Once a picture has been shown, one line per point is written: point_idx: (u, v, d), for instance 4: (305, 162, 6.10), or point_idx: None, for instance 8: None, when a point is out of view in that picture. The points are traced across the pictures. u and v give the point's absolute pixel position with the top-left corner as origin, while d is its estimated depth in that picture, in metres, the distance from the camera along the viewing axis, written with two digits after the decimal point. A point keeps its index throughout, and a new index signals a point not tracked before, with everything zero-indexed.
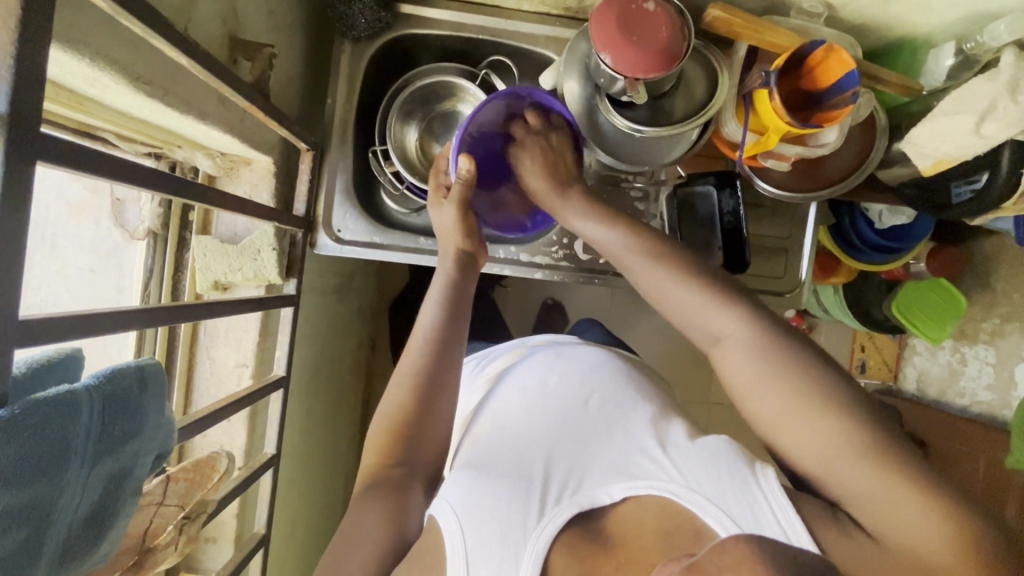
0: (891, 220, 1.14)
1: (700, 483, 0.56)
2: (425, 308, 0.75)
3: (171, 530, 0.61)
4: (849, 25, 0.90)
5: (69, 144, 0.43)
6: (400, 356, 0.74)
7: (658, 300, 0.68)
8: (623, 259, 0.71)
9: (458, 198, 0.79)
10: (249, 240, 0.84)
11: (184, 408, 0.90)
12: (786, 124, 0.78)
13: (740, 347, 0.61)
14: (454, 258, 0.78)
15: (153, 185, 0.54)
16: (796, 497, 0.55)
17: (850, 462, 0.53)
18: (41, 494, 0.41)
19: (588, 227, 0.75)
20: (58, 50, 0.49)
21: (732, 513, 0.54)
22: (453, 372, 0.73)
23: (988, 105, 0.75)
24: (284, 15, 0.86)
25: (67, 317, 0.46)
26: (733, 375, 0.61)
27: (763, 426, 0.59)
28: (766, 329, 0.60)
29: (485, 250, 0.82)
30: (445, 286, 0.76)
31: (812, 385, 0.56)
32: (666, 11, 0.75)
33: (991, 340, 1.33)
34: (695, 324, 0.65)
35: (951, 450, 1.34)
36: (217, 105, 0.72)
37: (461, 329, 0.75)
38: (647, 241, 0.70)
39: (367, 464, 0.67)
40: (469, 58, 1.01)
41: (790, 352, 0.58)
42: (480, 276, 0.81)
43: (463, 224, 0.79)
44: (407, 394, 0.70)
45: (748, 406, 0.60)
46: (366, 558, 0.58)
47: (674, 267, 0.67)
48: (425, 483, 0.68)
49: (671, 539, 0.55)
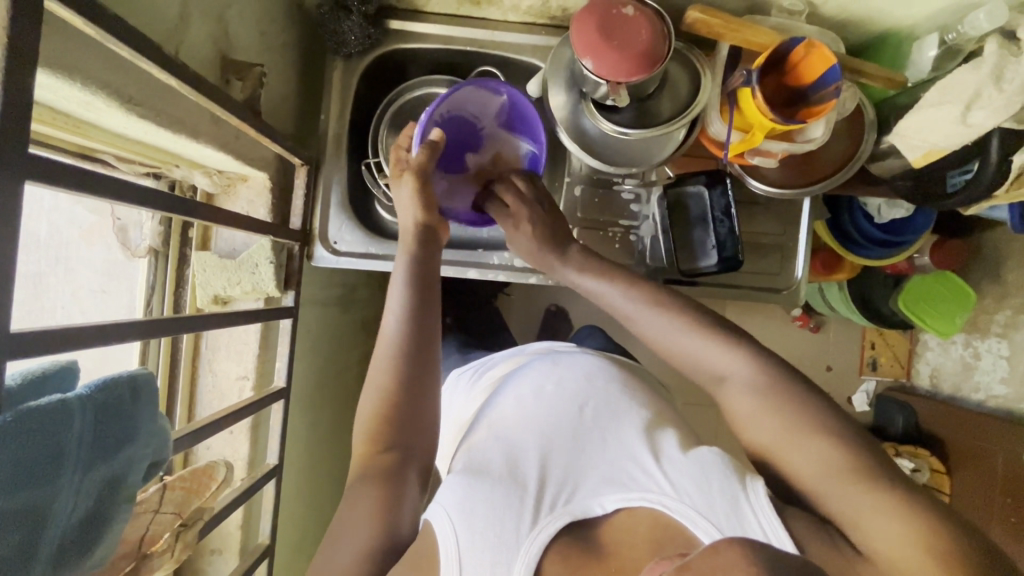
0: (890, 214, 1.13)
1: (691, 496, 0.57)
2: (390, 296, 0.73)
3: (168, 537, 0.63)
4: (832, 20, 0.90)
5: (57, 163, 0.45)
6: (376, 346, 0.72)
7: (654, 340, 0.69)
8: (617, 306, 0.71)
9: (417, 167, 0.75)
10: (246, 255, 0.87)
11: (188, 419, 0.92)
12: (770, 121, 0.78)
13: (742, 390, 0.62)
14: (412, 235, 0.75)
15: (146, 202, 0.56)
16: (786, 515, 0.56)
17: (841, 488, 0.55)
18: (34, 499, 0.43)
19: (579, 279, 0.75)
20: (51, 76, 0.52)
21: (720, 525, 0.55)
22: (427, 379, 0.71)
23: (972, 94, 0.75)
24: (275, 34, 0.89)
25: (62, 330, 0.47)
26: (737, 413, 0.62)
27: (768, 448, 0.60)
28: (769, 372, 0.62)
29: (444, 224, 0.79)
30: (408, 264, 0.73)
31: (802, 413, 0.59)
32: (645, 15, 0.76)
33: (1004, 333, 1.30)
34: (698, 361, 0.66)
35: (968, 447, 1.32)
36: (210, 124, 0.74)
37: (429, 312, 0.72)
38: (642, 287, 0.71)
39: (356, 455, 0.67)
40: (459, 70, 1.03)
41: (784, 390, 0.60)
42: (442, 249, 0.78)
43: (421, 198, 0.75)
44: (385, 386, 0.69)
45: (747, 433, 0.62)
46: (348, 561, 0.58)
47: (677, 315, 0.68)
48: (421, 466, 0.68)
49: (663, 547, 0.55)
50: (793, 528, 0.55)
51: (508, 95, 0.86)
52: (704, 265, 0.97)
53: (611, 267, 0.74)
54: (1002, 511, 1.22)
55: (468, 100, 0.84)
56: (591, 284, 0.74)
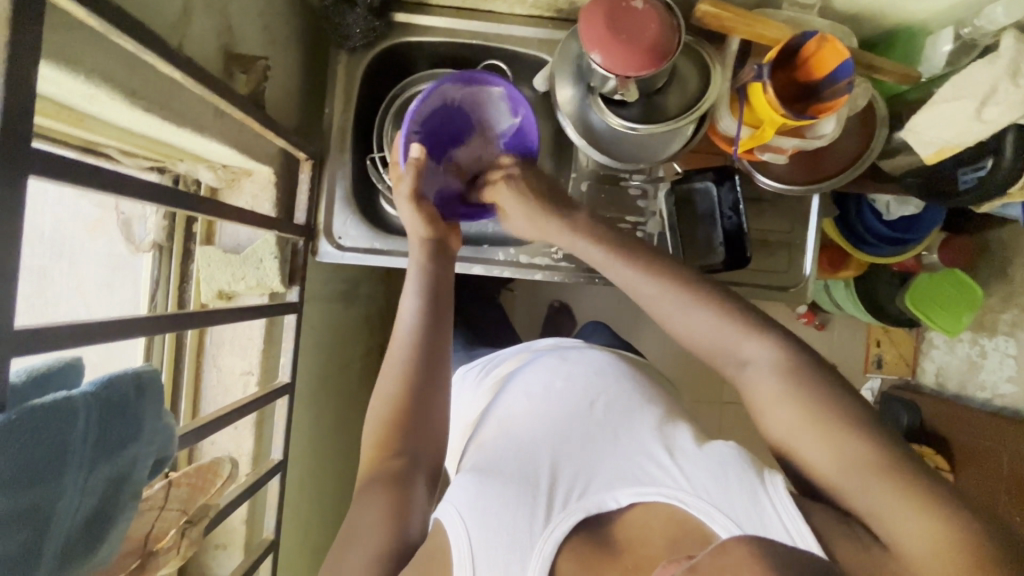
0: (898, 211, 1.12)
1: (708, 490, 0.56)
2: (404, 299, 0.75)
3: (174, 533, 0.62)
4: (844, 14, 0.89)
5: (61, 158, 0.44)
6: (386, 349, 0.74)
7: (671, 322, 0.68)
8: (636, 287, 0.70)
9: (409, 191, 0.76)
10: (251, 250, 0.86)
11: (192, 415, 0.91)
12: (781, 116, 0.77)
13: (765, 371, 0.61)
14: (421, 249, 0.77)
15: (150, 197, 0.55)
16: (808, 507, 0.55)
17: (869, 484, 0.53)
18: (39, 498, 0.42)
19: (596, 257, 0.74)
20: (54, 69, 0.51)
21: (738, 517, 0.54)
22: (442, 385, 0.72)
23: (988, 89, 0.74)
24: (279, 27, 0.88)
25: (66, 327, 0.47)
26: (757, 398, 0.61)
27: (784, 441, 0.59)
28: (791, 354, 0.61)
29: (455, 233, 0.81)
30: (419, 275, 0.76)
31: (828, 406, 0.57)
32: (655, 9, 0.75)
33: (1012, 332, 1.29)
34: (717, 343, 0.65)
35: (973, 446, 1.31)
36: (214, 118, 0.73)
37: (443, 320, 0.74)
38: (667, 265, 0.70)
39: (366, 458, 0.67)
40: (465, 64, 1.02)
41: (804, 374, 0.60)
42: (454, 261, 0.80)
43: (423, 214, 0.77)
44: (396, 387, 0.70)
45: (765, 420, 0.61)
46: (364, 560, 0.58)
47: (696, 296, 0.67)
48: (427, 475, 0.67)
49: (679, 545, 0.55)
50: (815, 519, 0.54)
51: (521, 118, 0.85)
52: (712, 262, 0.96)
53: (629, 247, 0.73)
54: (1006, 508, 1.20)
55: (490, 104, 0.85)
56: (606, 262, 0.73)
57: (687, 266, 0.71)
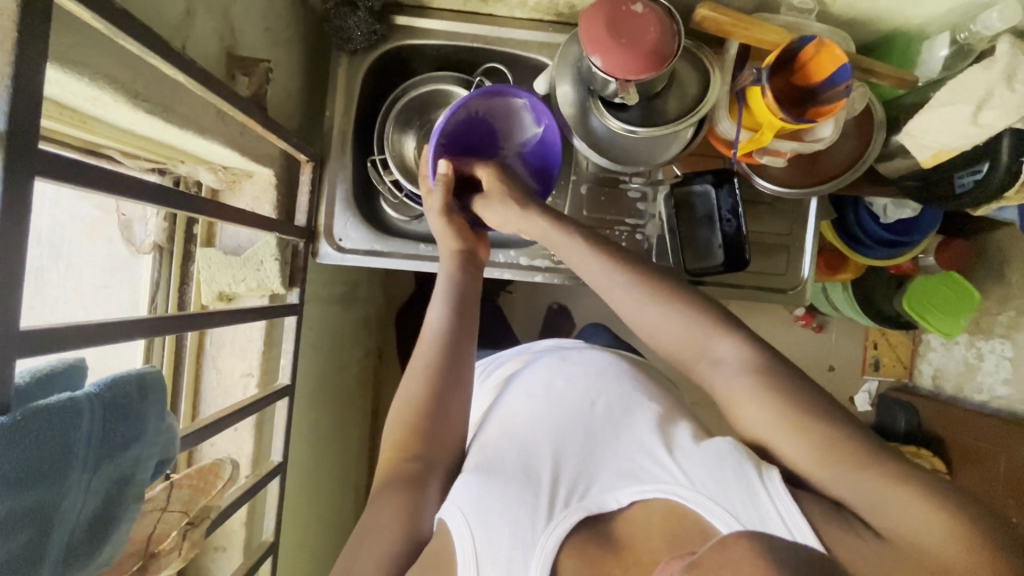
0: (896, 214, 1.14)
1: (705, 485, 0.56)
2: (431, 307, 0.75)
3: (175, 535, 0.62)
4: (842, 19, 0.90)
5: (65, 160, 0.44)
6: (411, 355, 0.74)
7: (641, 320, 0.68)
8: (603, 278, 0.71)
9: (439, 206, 0.78)
10: (252, 251, 0.87)
11: (192, 417, 0.91)
12: (780, 120, 0.78)
13: (734, 370, 0.61)
14: (452, 259, 0.78)
15: (151, 199, 0.55)
16: (800, 495, 0.54)
17: (861, 483, 0.53)
18: (43, 498, 0.42)
19: (566, 246, 0.74)
20: (59, 71, 0.52)
21: (737, 513, 0.54)
22: (463, 387, 0.72)
23: (984, 93, 0.75)
24: (280, 29, 0.88)
25: (69, 328, 0.47)
26: (730, 394, 0.61)
27: (764, 436, 0.59)
28: (762, 353, 0.61)
29: (484, 243, 0.82)
30: (449, 285, 0.76)
31: (824, 407, 0.57)
32: (655, 13, 0.75)
33: (1007, 334, 1.30)
34: (687, 340, 0.66)
35: (971, 447, 1.30)
36: (216, 120, 0.74)
37: (470, 329, 0.75)
38: (638, 263, 0.70)
39: (383, 459, 0.68)
40: (465, 67, 1.02)
41: (777, 372, 0.60)
42: (483, 271, 0.81)
43: (453, 227, 0.79)
44: (419, 389, 0.70)
45: (740, 416, 0.61)
46: (372, 561, 0.58)
47: (666, 293, 0.67)
48: (444, 476, 0.68)
49: (679, 541, 0.55)
50: (808, 511, 0.53)
51: (544, 128, 0.86)
52: (710, 265, 0.96)
53: (600, 242, 0.73)
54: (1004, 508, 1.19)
55: (515, 116, 0.86)
56: (575, 253, 0.73)
57: (655, 265, 0.71)
